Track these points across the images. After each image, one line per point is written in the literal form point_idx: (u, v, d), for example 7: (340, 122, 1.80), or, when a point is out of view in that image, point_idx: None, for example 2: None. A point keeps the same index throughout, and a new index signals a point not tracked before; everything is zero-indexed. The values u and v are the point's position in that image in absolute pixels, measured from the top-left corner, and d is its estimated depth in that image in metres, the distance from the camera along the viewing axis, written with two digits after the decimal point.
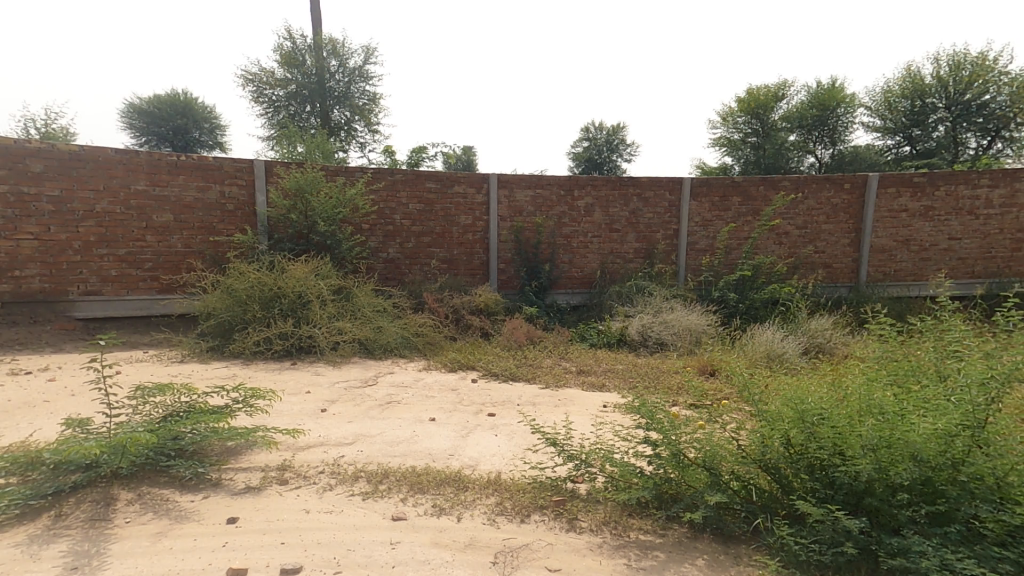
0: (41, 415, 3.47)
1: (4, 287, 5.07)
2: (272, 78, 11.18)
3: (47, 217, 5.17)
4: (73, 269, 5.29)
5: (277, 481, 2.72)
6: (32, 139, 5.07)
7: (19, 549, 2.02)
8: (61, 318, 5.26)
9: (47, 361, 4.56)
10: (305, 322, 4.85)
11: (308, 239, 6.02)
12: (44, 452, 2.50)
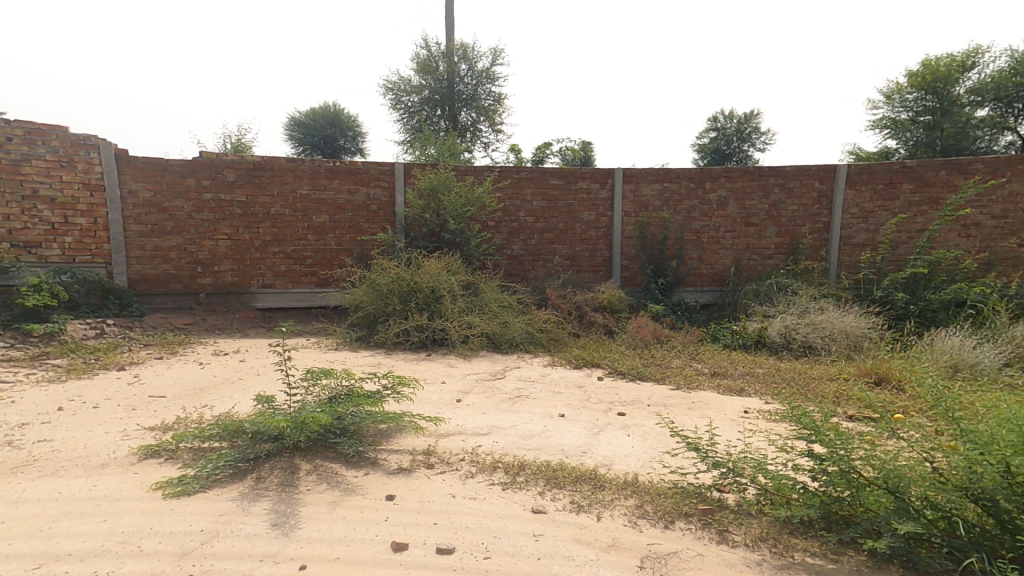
0: (238, 390, 4.22)
1: (207, 280, 5.97)
2: (410, 85, 11.99)
3: (236, 219, 6.01)
4: (255, 265, 6.11)
5: (424, 465, 2.94)
6: (228, 153, 5.93)
7: (235, 503, 2.46)
8: (245, 308, 6.09)
9: (238, 344, 5.35)
10: (438, 315, 5.14)
11: (440, 237, 6.39)
12: (246, 423, 3.03)
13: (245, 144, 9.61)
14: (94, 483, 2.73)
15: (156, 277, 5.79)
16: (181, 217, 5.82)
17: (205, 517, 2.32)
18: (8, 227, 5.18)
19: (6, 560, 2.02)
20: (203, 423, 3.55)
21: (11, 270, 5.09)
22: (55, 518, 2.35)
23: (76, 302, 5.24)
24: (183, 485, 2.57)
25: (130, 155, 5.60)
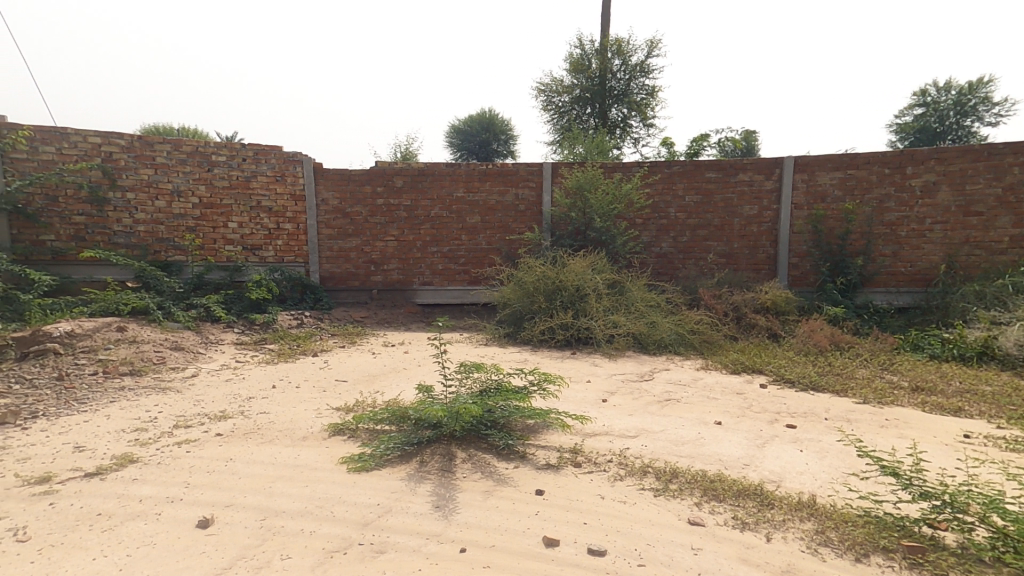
0: (404, 377, 4.70)
1: (378, 278, 6.71)
2: (561, 86, 12.22)
3: (403, 223, 6.65)
4: (417, 264, 6.71)
5: (572, 464, 2.96)
6: (397, 161, 6.58)
7: (403, 482, 2.91)
8: (408, 303, 6.72)
9: (403, 336, 5.93)
10: (583, 314, 5.12)
11: (585, 236, 6.39)
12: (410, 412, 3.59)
13: (412, 152, 10.63)
14: (298, 454, 3.48)
15: (339, 275, 6.64)
16: (359, 220, 6.58)
17: (378, 493, 2.81)
18: (240, 233, 6.19)
19: (241, 509, 2.76)
20: (376, 406, 4.10)
21: (243, 269, 6.14)
22: (272, 480, 3.09)
23: (284, 296, 6.22)
24: (362, 461, 3.14)
25: (323, 168, 6.42)
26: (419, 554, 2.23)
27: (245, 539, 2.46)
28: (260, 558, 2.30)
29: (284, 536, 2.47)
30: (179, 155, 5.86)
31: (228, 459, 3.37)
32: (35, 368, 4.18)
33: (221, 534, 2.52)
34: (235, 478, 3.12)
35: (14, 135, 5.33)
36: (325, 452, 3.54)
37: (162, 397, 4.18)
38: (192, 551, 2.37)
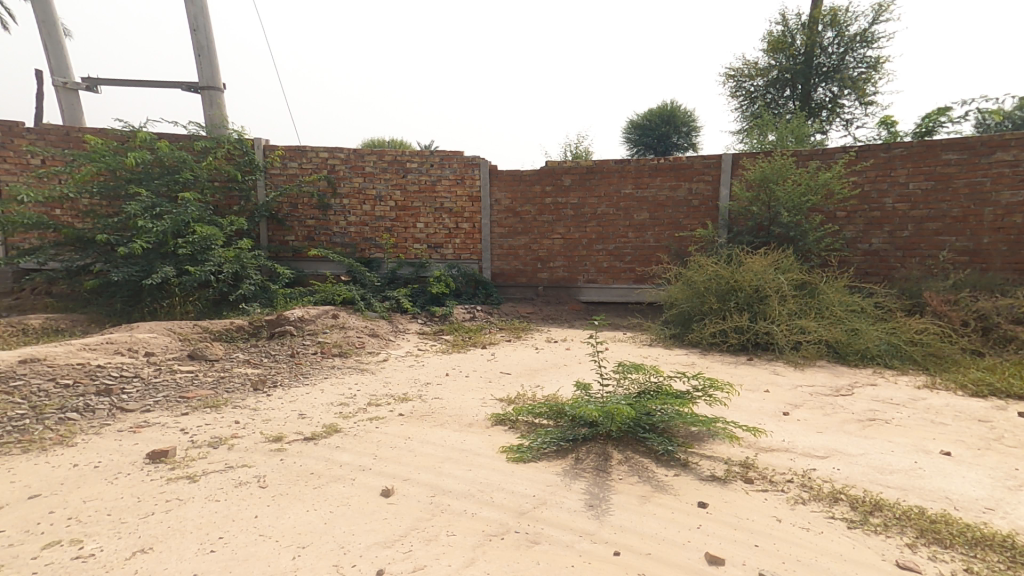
0: (563, 373, 4.74)
1: (544, 275, 6.90)
2: (754, 69, 11.50)
3: (569, 220, 6.74)
4: (582, 261, 6.75)
5: (742, 478, 2.62)
6: (566, 160, 6.71)
7: (559, 477, 3.05)
8: (572, 300, 6.81)
9: (565, 332, 6.01)
10: (763, 317, 4.56)
11: (769, 231, 5.76)
12: (566, 408, 3.73)
13: (584, 152, 10.82)
14: (465, 438, 3.81)
15: (508, 272, 7.01)
16: (528, 219, 6.86)
17: (535, 485, 3.00)
18: (426, 232, 6.95)
19: (415, 484, 3.19)
20: (535, 400, 4.22)
21: (427, 265, 6.86)
22: (440, 461, 3.47)
23: (460, 291, 6.80)
24: (520, 452, 3.40)
25: (498, 170, 6.87)
26: (571, 550, 2.27)
27: (417, 512, 2.87)
28: (430, 531, 2.65)
29: (448, 514, 2.81)
30: (382, 164, 6.82)
31: (406, 437, 3.83)
32: (277, 346, 5.25)
33: (399, 504, 2.97)
34: (411, 455, 3.56)
35: (272, 155, 6.67)
36: (488, 439, 3.76)
37: (360, 376, 4.89)
38: (377, 516, 2.84)
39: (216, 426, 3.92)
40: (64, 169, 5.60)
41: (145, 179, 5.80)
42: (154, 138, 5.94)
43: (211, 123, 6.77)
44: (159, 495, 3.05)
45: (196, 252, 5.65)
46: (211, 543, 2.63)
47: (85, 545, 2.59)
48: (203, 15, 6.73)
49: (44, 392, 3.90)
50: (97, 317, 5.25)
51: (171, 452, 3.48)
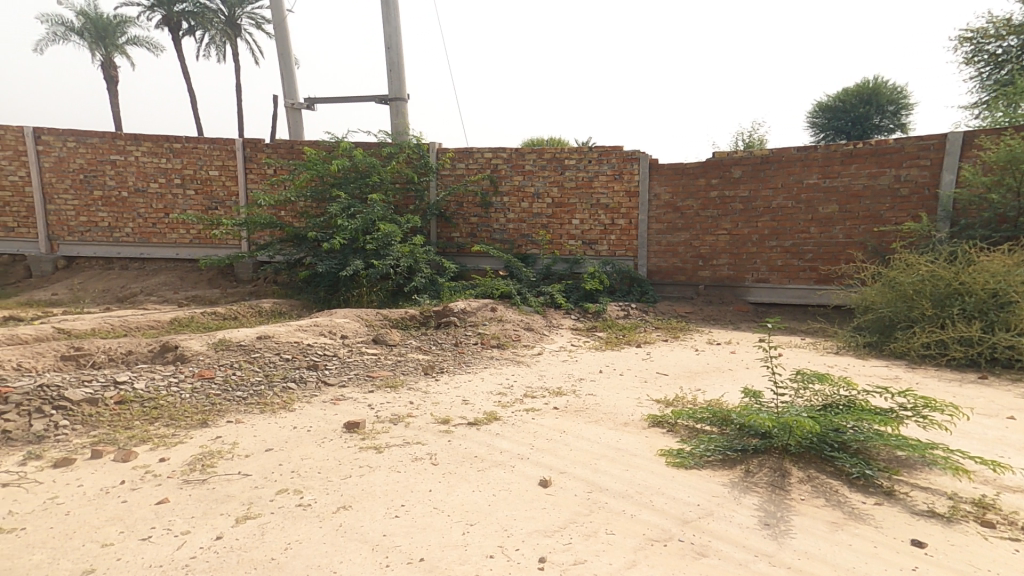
0: (728, 379, 4.39)
1: (706, 273, 6.52)
2: (1007, 26, 9.70)
3: (737, 215, 6.28)
4: (750, 259, 6.26)
5: (976, 519, 2.24)
6: (737, 150, 6.27)
7: (726, 488, 2.84)
8: (739, 301, 6.33)
9: (729, 335, 5.59)
10: (1003, 328, 3.75)
11: (1014, 225, 4.95)
12: (733, 415, 3.47)
13: (758, 141, 10.01)
14: (620, 437, 3.74)
15: (666, 269, 6.73)
16: (689, 214, 6.52)
17: (700, 494, 2.83)
18: (581, 229, 6.99)
19: (572, 478, 3.24)
20: (696, 404, 3.98)
21: (581, 261, 6.92)
22: (596, 458, 3.46)
23: (614, 288, 6.71)
24: (681, 458, 3.23)
25: (658, 164, 6.63)
26: (746, 570, 2.10)
27: (575, 505, 2.90)
28: (589, 526, 2.66)
29: (607, 511, 2.79)
30: (542, 162, 7.01)
31: (562, 430, 3.90)
32: (443, 335, 5.71)
33: (557, 495, 3.04)
34: (567, 449, 3.62)
35: (443, 157, 7.27)
36: (645, 440, 3.65)
37: (517, 368, 5.11)
38: (537, 504, 2.94)
39: (396, 404, 4.41)
40: (288, 178, 6.76)
41: (344, 184, 6.74)
42: (353, 147, 6.85)
43: (397, 130, 7.61)
44: (354, 460, 3.54)
45: (380, 248, 6.40)
46: (396, 508, 3.00)
47: (303, 495, 3.12)
48: (396, 34, 7.61)
49: (272, 363, 4.77)
50: (307, 303, 6.22)
51: (362, 424, 4.01)
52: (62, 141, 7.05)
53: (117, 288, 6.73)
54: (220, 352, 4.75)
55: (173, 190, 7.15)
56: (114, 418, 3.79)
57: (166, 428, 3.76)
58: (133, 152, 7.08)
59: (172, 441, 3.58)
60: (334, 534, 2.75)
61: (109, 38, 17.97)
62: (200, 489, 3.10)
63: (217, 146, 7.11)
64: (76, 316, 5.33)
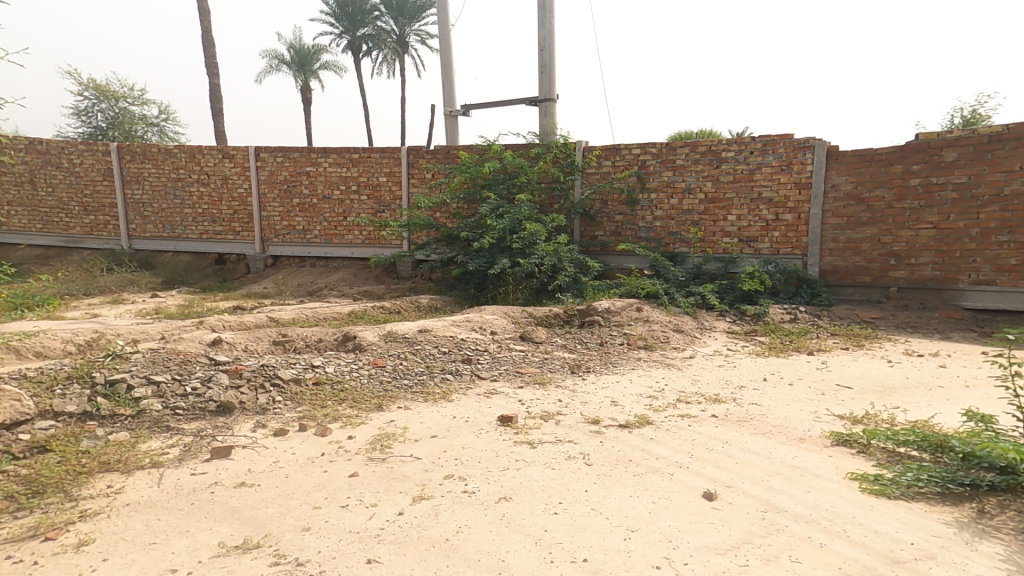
0: (938, 399, 3.76)
1: (900, 273, 5.80)
2: None
3: (949, 205, 5.52)
4: (965, 257, 5.49)
5: None
6: (952, 129, 5.47)
7: (950, 529, 2.40)
8: (948, 306, 5.56)
9: (935, 346, 4.84)
10: None
11: None
12: (953, 443, 2.93)
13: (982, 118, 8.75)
14: (797, 454, 3.33)
15: (845, 269, 6.08)
16: (879, 207, 5.83)
17: (913, 531, 2.41)
18: (739, 225, 6.52)
19: (742, 493, 2.95)
20: (895, 424, 3.43)
21: (737, 260, 6.46)
22: (769, 474, 3.12)
23: (778, 289, 6.14)
24: (881, 485, 2.78)
25: (839, 151, 6.01)
26: None
27: (749, 524, 2.63)
28: (769, 549, 2.41)
29: (789, 535, 2.49)
30: (695, 156, 6.65)
31: (724, 441, 3.59)
32: (588, 334, 5.63)
33: (725, 511, 2.78)
34: (733, 461, 3.32)
35: (590, 155, 7.20)
36: (829, 461, 3.20)
37: (667, 371, 4.85)
38: (703, 518, 2.73)
39: (545, 401, 4.44)
40: (444, 181, 7.23)
41: (494, 185, 7.02)
42: (503, 149, 7.14)
43: (545, 130, 7.76)
44: (510, 453, 3.63)
45: (526, 246, 6.54)
46: (554, 505, 2.98)
47: (467, 482, 3.26)
48: (551, 36, 7.76)
49: (432, 356, 5.12)
50: (459, 300, 6.57)
51: (515, 419, 4.08)
52: (273, 157, 8.27)
53: (309, 283, 7.80)
54: (389, 343, 5.22)
55: (351, 196, 8.06)
56: (312, 397, 4.46)
57: (351, 409, 4.28)
58: (323, 163, 8.08)
59: (356, 421, 4.06)
60: (497, 523, 2.81)
61: (307, 66, 20.94)
62: (381, 467, 3.43)
63: (387, 155, 7.86)
64: (281, 306, 6.27)
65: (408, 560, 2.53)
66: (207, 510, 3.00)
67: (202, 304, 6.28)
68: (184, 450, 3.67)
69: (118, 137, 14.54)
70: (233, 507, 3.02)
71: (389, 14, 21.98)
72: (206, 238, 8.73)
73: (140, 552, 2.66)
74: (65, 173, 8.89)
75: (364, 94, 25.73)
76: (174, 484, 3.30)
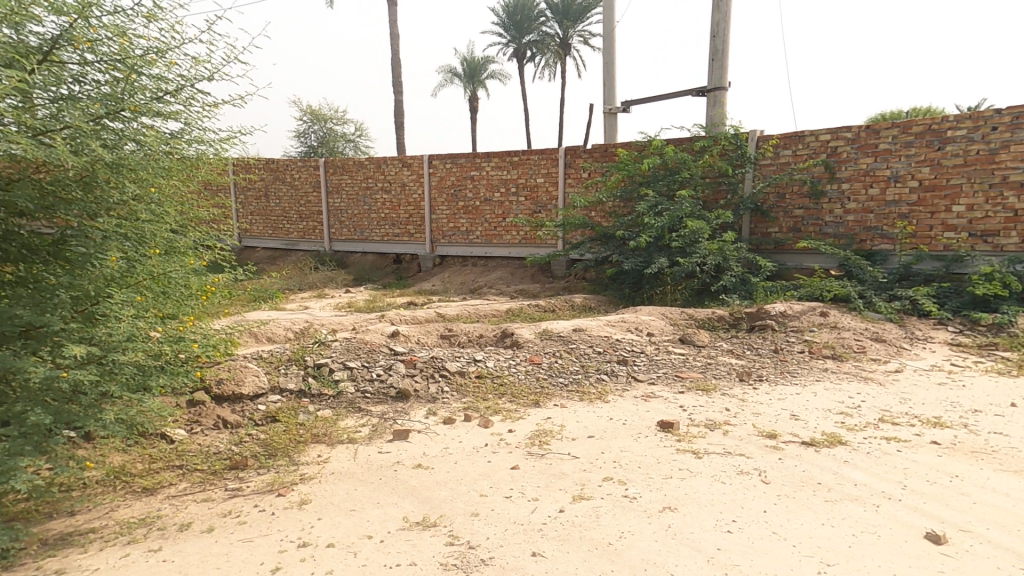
0: None
1: None
2: None
3: None
4: None
5: None
6: None
7: None
8: None
9: None
10: None
11: None
12: None
13: None
14: None
15: None
16: None
17: None
18: (969, 216, 5.41)
19: (982, 541, 2.41)
20: None
21: (966, 260, 5.38)
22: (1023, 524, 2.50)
23: None
24: None
25: None
26: None
27: None
28: None
29: None
30: (907, 138, 5.66)
31: (951, 474, 2.96)
32: (759, 339, 5.11)
33: (961, 561, 2.29)
34: (964, 500, 2.72)
35: (765, 146, 6.56)
36: None
37: (863, 386, 4.16)
38: (926, 564, 2.28)
39: (710, 409, 4.12)
40: (602, 180, 7.20)
41: (653, 181, 6.79)
42: (664, 144, 6.85)
43: (712, 122, 7.27)
44: (672, 461, 3.43)
45: (686, 245, 6.17)
46: (726, 523, 2.72)
47: (628, 487, 3.15)
48: (726, 18, 7.24)
49: (587, 355, 5.09)
50: (614, 299, 6.49)
51: (677, 426, 3.85)
52: (444, 163, 8.98)
53: (471, 281, 8.35)
54: (545, 341, 5.34)
55: (510, 198, 8.45)
56: (475, 389, 4.77)
57: (510, 403, 4.48)
58: (486, 167, 8.60)
59: (515, 415, 4.23)
60: (664, 534, 2.66)
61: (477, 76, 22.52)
62: (541, 462, 3.50)
63: (546, 156, 8.11)
64: (447, 303, 6.79)
65: (572, 558, 2.52)
66: (392, 486, 3.35)
67: (384, 299, 7.10)
68: (373, 431, 4.18)
69: (326, 154, 17.18)
70: (413, 486, 3.33)
71: (556, 18, 22.62)
72: (387, 240, 9.86)
73: (343, 516, 3.07)
74: (287, 186, 10.73)
75: (527, 98, 26.77)
76: (366, 459, 3.77)
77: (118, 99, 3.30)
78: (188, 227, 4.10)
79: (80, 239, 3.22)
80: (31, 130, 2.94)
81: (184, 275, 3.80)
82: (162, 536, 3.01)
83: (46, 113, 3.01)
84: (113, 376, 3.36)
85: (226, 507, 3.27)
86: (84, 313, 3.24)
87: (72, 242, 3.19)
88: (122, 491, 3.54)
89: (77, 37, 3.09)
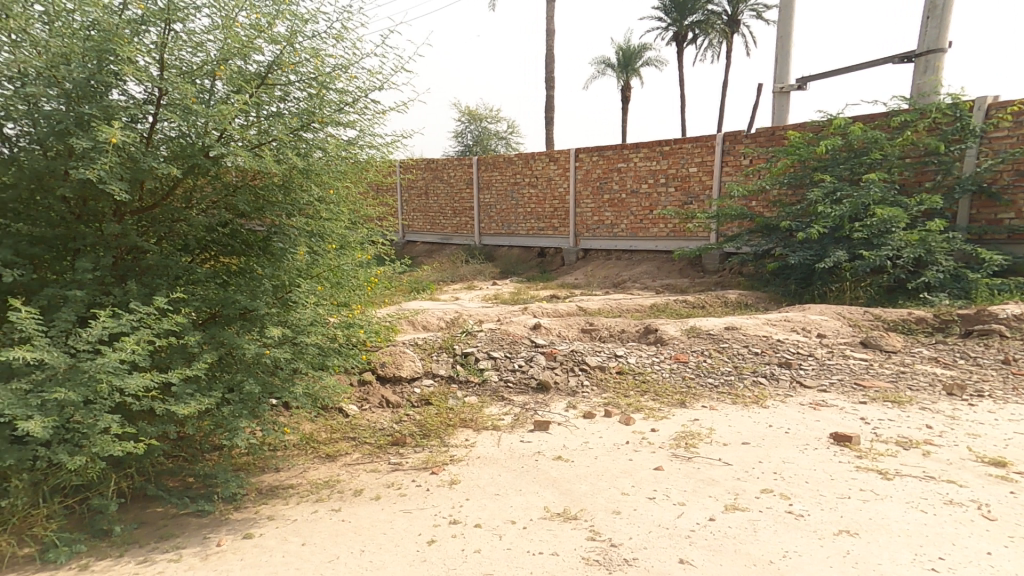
0: None
1: None
2: None
3: None
4: None
5: None
6: None
7: None
8: None
9: None
10: None
11: None
12: None
13: None
14: None
15: None
16: None
17: None
18: None
19: None
20: None
21: None
22: None
23: None
24: None
25: None
26: None
27: None
28: None
29: None
30: None
31: None
32: (979, 348, 4.35)
33: None
34: None
35: (999, 114, 5.62)
36: None
37: None
38: None
39: (904, 425, 3.56)
40: (766, 166, 6.77)
41: (831, 165, 6.24)
42: (848, 123, 6.24)
43: (920, 91, 6.64)
44: (851, 480, 3.02)
45: (874, 236, 5.57)
46: (927, 559, 2.33)
47: (792, 502, 2.85)
48: None
49: (741, 356, 4.72)
50: (778, 296, 6.02)
51: (854, 440, 3.40)
52: (590, 156, 9.06)
53: (614, 275, 8.26)
54: (691, 339, 5.06)
55: (658, 188, 8.29)
56: (616, 384, 4.71)
57: (653, 402, 4.35)
58: (633, 158, 8.52)
59: (659, 415, 4.12)
60: (840, 560, 2.36)
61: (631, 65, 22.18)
62: (687, 466, 3.36)
63: (700, 144, 7.81)
64: (589, 297, 6.77)
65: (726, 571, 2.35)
66: (533, 476, 3.43)
67: (528, 291, 7.29)
68: (515, 419, 4.32)
69: (478, 151, 18.25)
70: (553, 477, 3.38)
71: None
72: (532, 233, 10.14)
73: (489, 499, 3.19)
74: (444, 184, 11.58)
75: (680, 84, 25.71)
76: (510, 447, 3.89)
77: (311, 112, 3.71)
78: (359, 224, 4.46)
79: (281, 236, 3.73)
80: (252, 144, 3.47)
81: (354, 266, 4.17)
82: (341, 498, 3.38)
83: (260, 129, 3.52)
84: (301, 355, 3.79)
85: (390, 479, 3.58)
86: (281, 300, 3.73)
87: (276, 239, 3.71)
88: (309, 454, 4.05)
89: (286, 62, 3.56)
